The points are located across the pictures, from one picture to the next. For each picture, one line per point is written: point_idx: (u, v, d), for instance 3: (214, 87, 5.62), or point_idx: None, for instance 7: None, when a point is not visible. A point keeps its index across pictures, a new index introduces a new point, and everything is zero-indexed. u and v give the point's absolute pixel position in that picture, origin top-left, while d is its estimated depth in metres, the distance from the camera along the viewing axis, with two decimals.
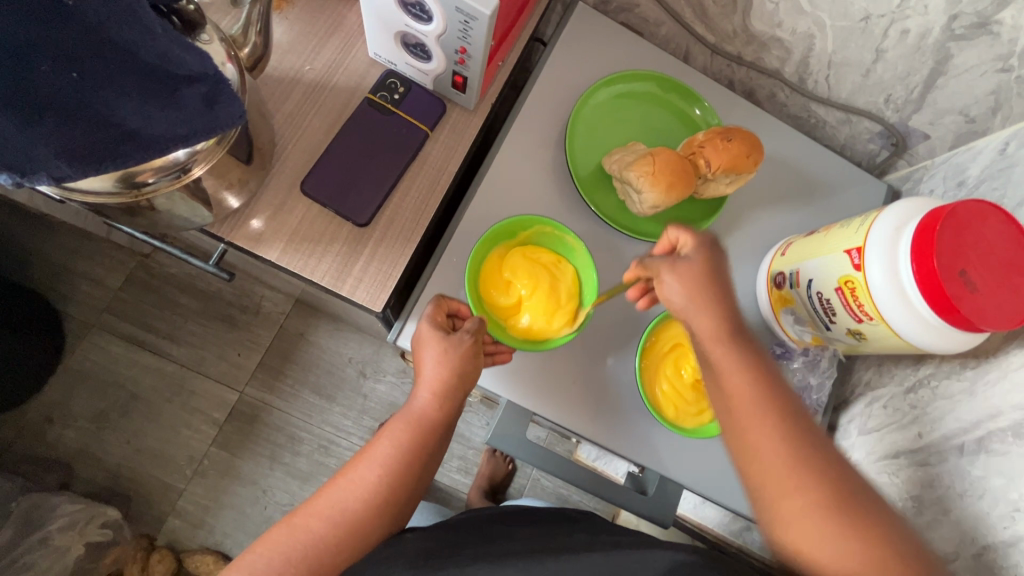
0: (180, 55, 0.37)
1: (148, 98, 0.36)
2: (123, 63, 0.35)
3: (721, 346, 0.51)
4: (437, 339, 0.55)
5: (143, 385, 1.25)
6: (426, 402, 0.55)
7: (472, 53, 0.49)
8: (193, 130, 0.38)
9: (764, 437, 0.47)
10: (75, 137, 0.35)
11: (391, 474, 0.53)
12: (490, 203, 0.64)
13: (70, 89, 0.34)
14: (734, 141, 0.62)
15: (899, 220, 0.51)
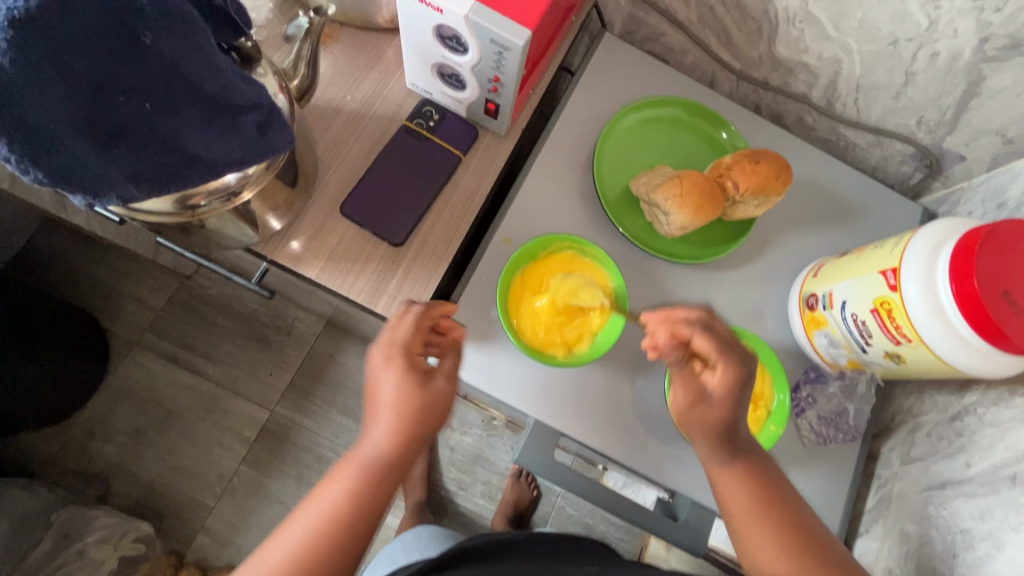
0: (241, 86, 0.40)
1: (210, 123, 0.39)
2: (188, 96, 0.37)
3: (724, 459, 0.52)
4: (397, 362, 0.49)
5: (180, 403, 1.29)
6: (382, 447, 0.49)
7: (505, 82, 0.51)
8: (247, 155, 0.42)
9: (766, 539, 0.50)
10: (142, 162, 0.38)
11: (339, 530, 0.47)
12: (519, 224, 0.65)
13: (140, 116, 0.36)
14: (762, 164, 0.62)
15: (935, 240, 0.51)
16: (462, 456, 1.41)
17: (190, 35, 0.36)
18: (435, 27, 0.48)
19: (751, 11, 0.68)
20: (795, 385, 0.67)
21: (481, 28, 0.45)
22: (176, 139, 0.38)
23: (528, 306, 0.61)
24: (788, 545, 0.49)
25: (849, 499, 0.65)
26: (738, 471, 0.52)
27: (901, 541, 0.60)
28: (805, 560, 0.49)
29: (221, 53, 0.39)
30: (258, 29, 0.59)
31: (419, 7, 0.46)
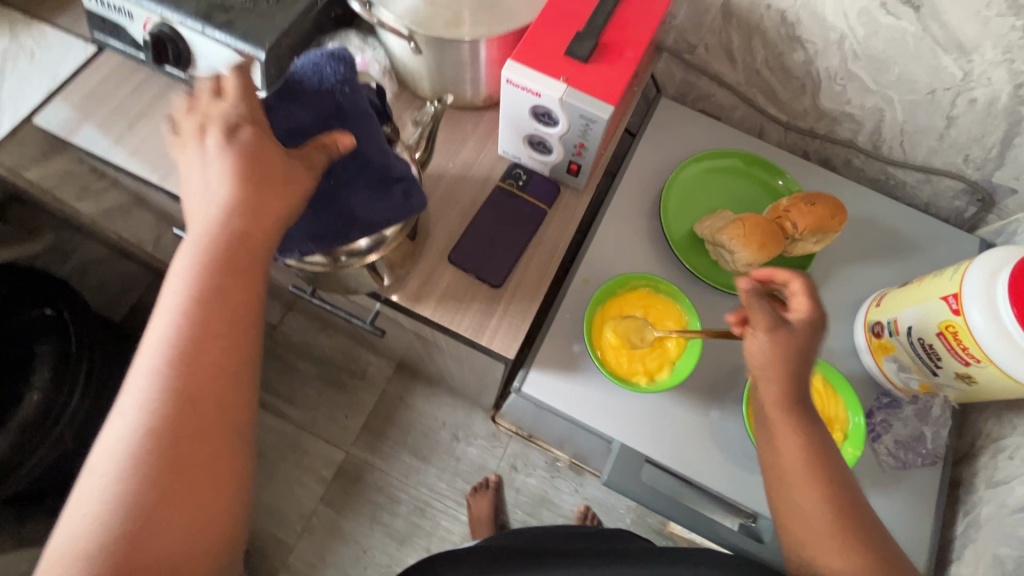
0: (396, 162, 0.52)
1: (372, 193, 0.51)
2: (359, 171, 0.49)
3: (778, 415, 0.53)
4: (217, 249, 0.43)
5: (266, 444, 1.41)
6: (180, 298, 0.42)
7: (588, 146, 0.60)
8: (394, 216, 0.53)
9: (811, 497, 0.50)
10: (323, 226, 0.51)
11: (180, 366, 0.40)
12: (595, 266, 0.74)
13: (328, 190, 0.50)
14: (818, 205, 0.68)
15: (992, 267, 0.55)
16: (528, 497, 1.45)
17: (370, 128, 0.49)
18: (531, 107, 0.59)
19: (794, 71, 0.77)
20: (869, 411, 0.69)
21: (573, 106, 0.55)
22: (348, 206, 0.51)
23: (608, 339, 0.67)
24: (831, 508, 0.50)
25: (933, 524, 0.66)
26: (804, 449, 0.51)
27: (995, 564, 0.60)
28: (847, 533, 0.49)
29: (384, 139, 0.51)
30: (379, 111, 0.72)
31: (520, 92, 0.57)
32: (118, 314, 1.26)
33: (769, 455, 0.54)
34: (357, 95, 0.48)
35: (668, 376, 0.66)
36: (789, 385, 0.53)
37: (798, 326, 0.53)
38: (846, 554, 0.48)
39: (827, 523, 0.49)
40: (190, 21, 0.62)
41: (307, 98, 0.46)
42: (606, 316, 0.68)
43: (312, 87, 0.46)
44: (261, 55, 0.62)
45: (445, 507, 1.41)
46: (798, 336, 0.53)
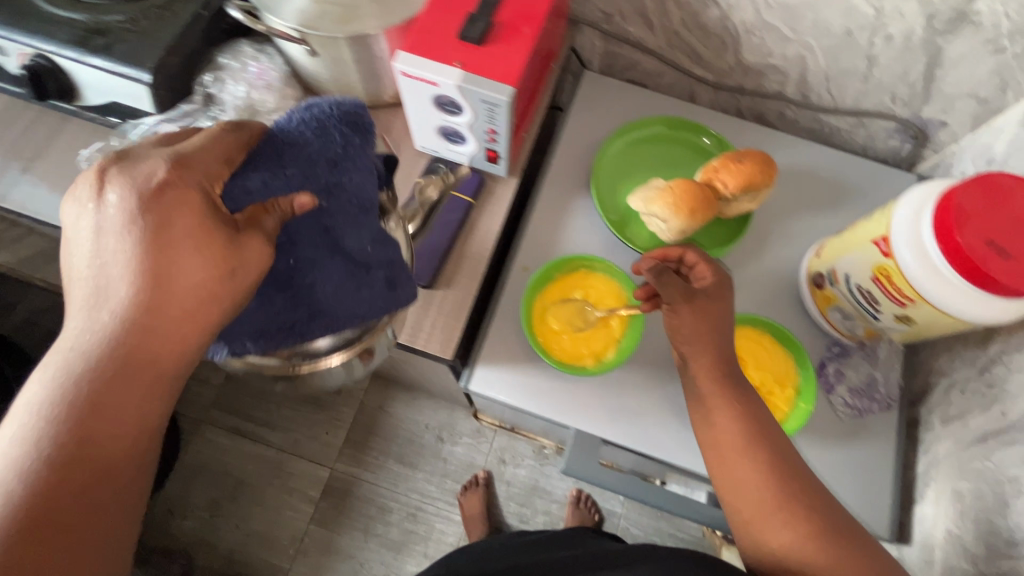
0: (377, 248, 0.47)
1: (347, 280, 0.45)
2: (336, 255, 0.44)
3: (709, 393, 0.55)
4: (131, 282, 0.36)
5: (248, 471, 1.39)
6: (107, 320, 0.36)
7: (499, 132, 0.58)
8: (369, 309, 0.48)
9: (748, 469, 0.50)
10: (269, 316, 0.45)
11: (107, 377, 0.37)
12: (533, 252, 0.72)
13: (288, 272, 0.43)
14: (746, 162, 0.66)
15: (917, 204, 0.54)
16: (519, 488, 1.44)
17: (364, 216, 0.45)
18: (434, 98, 0.56)
19: (712, 29, 0.75)
20: (821, 363, 0.69)
21: (473, 92, 0.53)
22: (311, 291, 0.45)
23: (550, 325, 0.66)
24: (771, 478, 0.49)
25: (895, 467, 0.66)
26: (735, 424, 0.53)
27: (955, 500, 0.60)
28: (795, 504, 0.48)
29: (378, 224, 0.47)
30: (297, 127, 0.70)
31: (418, 83, 0.55)
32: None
33: (703, 431, 0.55)
34: (355, 170, 0.43)
35: (614, 355, 0.65)
36: (722, 360, 0.57)
37: (708, 292, 0.59)
38: (788, 526, 0.47)
39: (768, 499, 0.49)
40: (66, 49, 0.58)
41: (305, 161, 0.40)
42: (545, 304, 0.66)
43: (306, 151, 0.40)
44: (147, 76, 0.58)
45: (437, 509, 1.40)
46: (711, 300, 0.59)
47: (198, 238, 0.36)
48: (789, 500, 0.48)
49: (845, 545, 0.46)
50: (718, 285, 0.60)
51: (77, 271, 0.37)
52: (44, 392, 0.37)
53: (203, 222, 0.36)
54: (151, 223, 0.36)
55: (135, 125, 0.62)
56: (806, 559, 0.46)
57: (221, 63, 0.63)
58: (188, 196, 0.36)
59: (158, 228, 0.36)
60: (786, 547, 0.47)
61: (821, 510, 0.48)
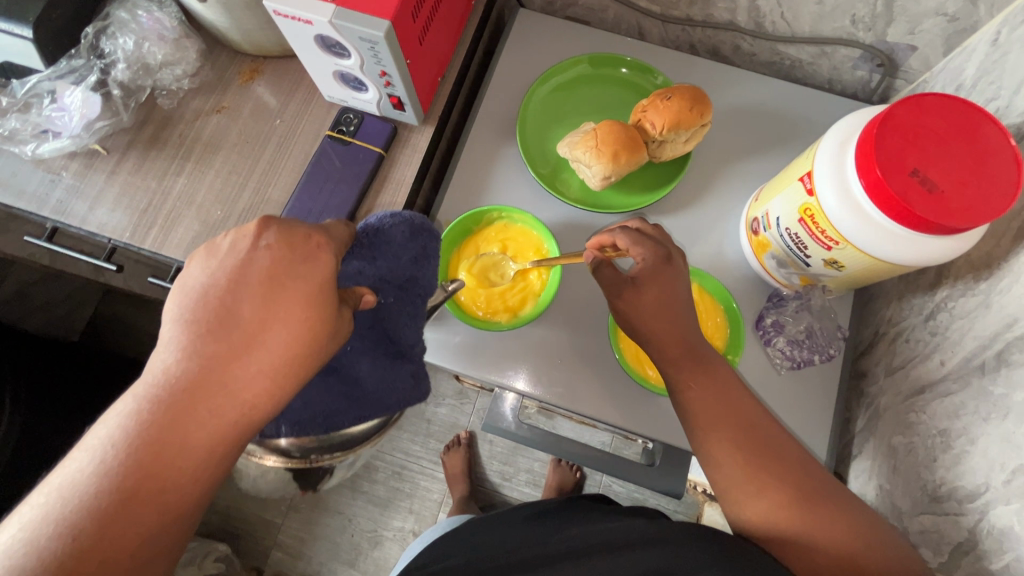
0: (405, 333, 0.53)
1: (386, 370, 0.52)
2: (376, 345, 0.52)
3: (679, 357, 0.54)
4: (251, 310, 0.36)
5: None
6: (201, 347, 0.35)
7: (390, 74, 0.55)
8: (400, 400, 0.52)
9: (724, 436, 0.50)
10: (333, 403, 0.49)
11: (184, 405, 0.35)
12: (457, 206, 0.69)
13: (339, 360, 0.50)
14: (673, 98, 0.61)
15: (842, 136, 0.49)
16: (502, 447, 1.47)
17: (409, 311, 0.54)
18: (316, 39, 0.53)
19: None
20: (760, 315, 0.65)
21: (347, 29, 0.49)
22: (357, 379, 0.50)
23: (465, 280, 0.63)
24: (741, 439, 0.49)
25: (834, 422, 0.63)
26: (709, 392, 0.52)
27: (889, 454, 0.57)
28: (767, 462, 0.48)
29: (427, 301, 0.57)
30: (215, 85, 0.67)
31: (293, 23, 0.51)
32: (77, 331, 1.22)
33: (684, 403, 0.53)
34: (430, 266, 0.57)
35: (532, 308, 0.62)
36: (683, 330, 0.54)
37: (638, 278, 0.55)
38: (759, 488, 0.47)
39: (739, 464, 0.48)
40: None
41: (394, 255, 0.54)
42: (464, 262, 0.64)
43: (393, 249, 0.54)
44: (29, 32, 0.57)
45: (421, 467, 1.46)
46: (666, 275, 0.55)
47: (301, 293, 0.37)
48: (761, 464, 0.48)
49: (821, 507, 0.46)
50: (655, 268, 0.55)
51: (187, 299, 0.36)
52: (107, 439, 0.34)
53: (302, 286, 0.37)
54: (274, 269, 0.37)
55: (21, 82, 0.61)
56: (784, 520, 0.46)
57: (112, 15, 0.62)
58: (320, 264, 0.38)
59: (277, 266, 0.37)
60: (765, 509, 0.47)
61: (792, 461, 0.49)
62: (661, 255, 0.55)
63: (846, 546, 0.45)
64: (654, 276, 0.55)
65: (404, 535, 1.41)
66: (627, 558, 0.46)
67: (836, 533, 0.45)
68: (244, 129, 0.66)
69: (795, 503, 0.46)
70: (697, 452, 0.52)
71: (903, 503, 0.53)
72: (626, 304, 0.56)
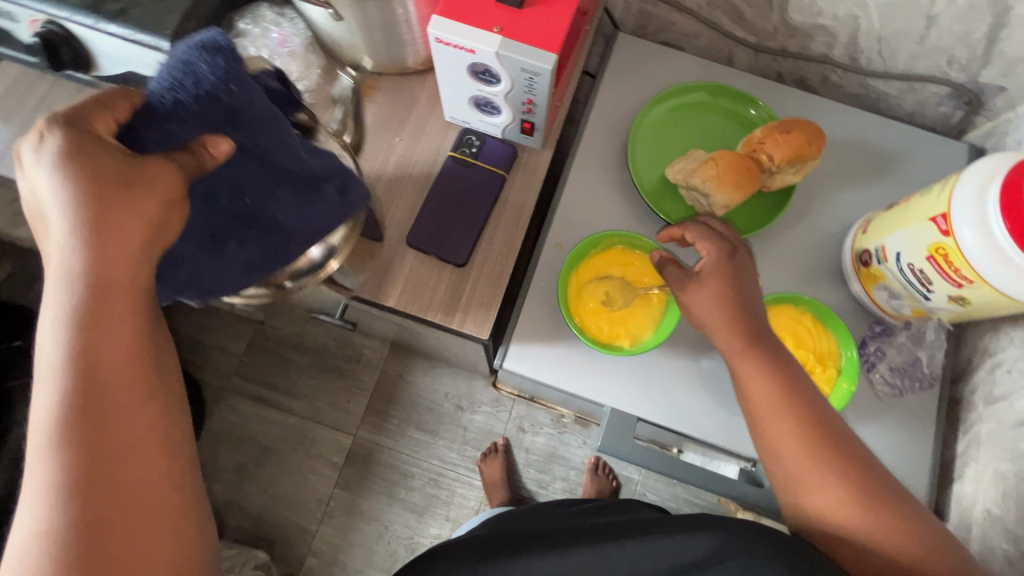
0: (313, 162, 0.47)
1: (300, 203, 0.47)
2: (276, 179, 0.44)
3: (744, 348, 0.53)
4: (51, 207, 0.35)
5: (273, 438, 1.41)
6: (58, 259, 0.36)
7: (537, 102, 0.56)
8: (331, 220, 0.50)
9: (787, 428, 0.51)
10: (257, 249, 0.47)
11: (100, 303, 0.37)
12: (568, 226, 0.70)
13: (247, 211, 0.44)
14: (793, 132, 0.63)
15: (982, 180, 0.51)
16: (537, 455, 1.42)
17: (274, 128, 0.42)
18: (469, 66, 0.53)
19: None
20: (861, 341, 0.68)
21: (512, 60, 0.50)
22: (276, 221, 0.46)
23: (586, 304, 0.64)
24: (808, 432, 0.50)
25: (935, 447, 0.65)
26: (771, 380, 0.52)
27: (996, 480, 0.60)
28: (831, 460, 0.49)
29: (296, 141, 0.45)
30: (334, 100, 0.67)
31: (453, 51, 0.52)
32: None
33: (746, 395, 0.53)
34: (245, 89, 0.38)
35: (654, 335, 0.64)
36: (749, 317, 0.55)
37: (705, 277, 0.56)
38: (823, 484, 0.49)
39: (808, 465, 0.49)
40: (78, 15, 0.55)
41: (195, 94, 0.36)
42: (582, 286, 0.65)
43: (185, 107, 0.36)
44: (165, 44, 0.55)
45: (457, 475, 1.41)
46: (721, 270, 0.56)
47: (97, 174, 0.35)
48: (830, 455, 0.50)
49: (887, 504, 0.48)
50: (719, 262, 0.57)
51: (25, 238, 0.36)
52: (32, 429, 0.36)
53: (115, 158, 0.35)
54: (77, 162, 0.35)
55: None
56: (844, 518, 0.48)
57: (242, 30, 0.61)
58: (86, 144, 0.35)
59: (77, 158, 0.35)
60: (823, 502, 0.49)
61: (856, 462, 0.50)
62: (719, 247, 0.57)
63: (903, 542, 0.46)
64: (716, 275, 0.56)
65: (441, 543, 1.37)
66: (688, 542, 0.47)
67: (899, 541, 0.47)
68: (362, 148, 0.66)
69: (853, 501, 0.48)
70: (757, 440, 0.53)
71: (1017, 528, 0.56)
72: (693, 291, 0.57)
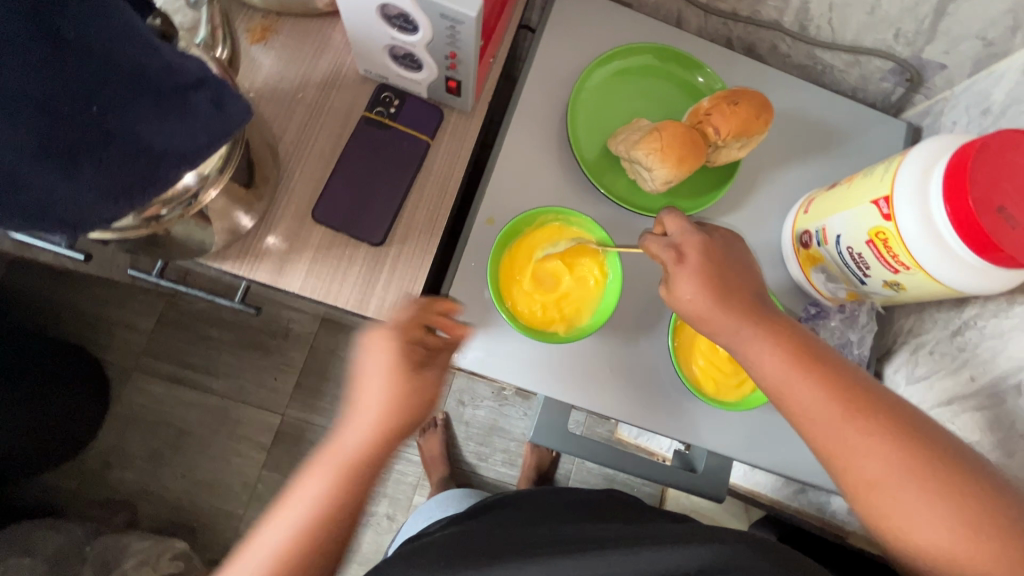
0: (180, 65, 0.38)
1: (167, 113, 0.38)
2: (129, 81, 0.36)
3: (740, 326, 0.49)
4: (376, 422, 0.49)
5: (192, 421, 1.26)
6: (358, 438, 0.49)
7: (462, 57, 0.48)
8: (213, 139, 0.40)
9: (815, 399, 0.46)
10: (123, 172, 0.37)
11: (338, 493, 0.47)
12: (503, 199, 0.64)
13: (98, 122, 0.35)
14: (741, 104, 0.59)
15: (925, 163, 0.50)
16: (477, 428, 1.37)
17: (115, 23, 0.35)
18: (378, 8, 0.45)
19: None
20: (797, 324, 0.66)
21: (428, 2, 0.42)
22: (139, 136, 0.37)
23: (520, 286, 0.60)
24: (838, 401, 0.45)
25: None
26: (783, 354, 0.47)
27: None
28: (866, 429, 0.44)
29: (153, 34, 0.38)
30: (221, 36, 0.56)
31: None
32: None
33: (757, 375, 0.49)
34: None
35: (590, 318, 0.60)
36: (745, 293, 0.50)
37: (681, 276, 0.51)
38: (864, 453, 0.43)
39: (846, 433, 0.44)
40: None
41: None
42: (516, 268, 0.60)
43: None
44: None
45: None
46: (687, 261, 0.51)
47: None
48: (886, 439, 0.43)
49: (974, 496, 0.40)
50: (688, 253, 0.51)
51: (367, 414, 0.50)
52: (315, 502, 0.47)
53: None
54: None
55: None
56: (898, 491, 0.42)
57: None
58: None
59: None
60: (871, 470, 0.43)
61: (898, 424, 0.44)
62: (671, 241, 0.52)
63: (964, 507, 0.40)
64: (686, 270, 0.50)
65: (378, 520, 1.27)
66: (676, 554, 0.42)
67: (965, 510, 0.40)
68: (259, 103, 0.56)
69: (902, 467, 0.42)
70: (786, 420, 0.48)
71: None
72: (677, 291, 0.51)
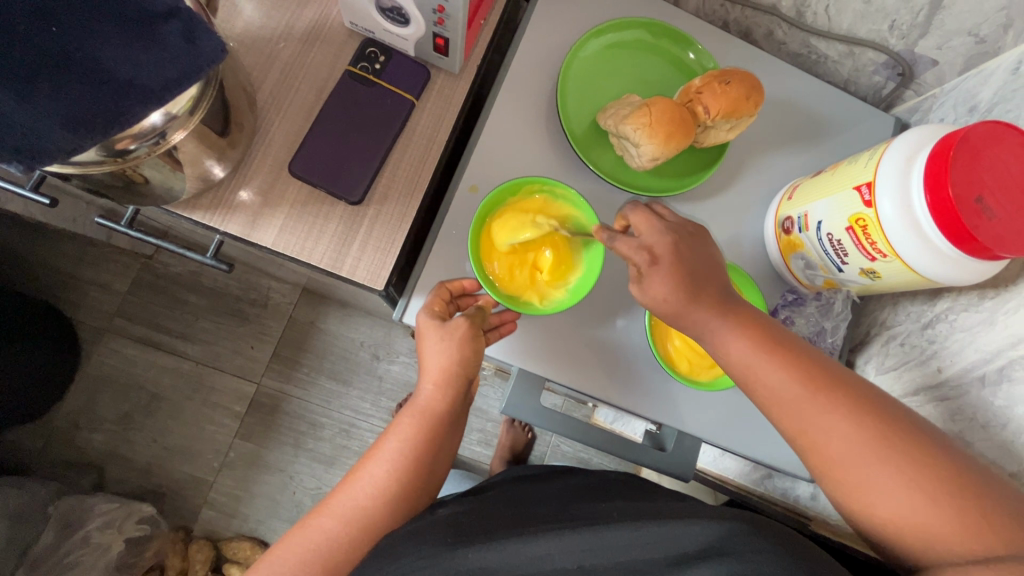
0: None
1: (132, 42, 0.38)
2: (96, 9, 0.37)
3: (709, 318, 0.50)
4: (437, 387, 0.53)
5: (164, 385, 1.24)
6: (431, 392, 0.53)
7: (450, 11, 0.47)
8: (183, 74, 0.39)
9: (782, 382, 0.46)
10: (84, 99, 0.37)
11: (402, 469, 0.51)
12: (488, 167, 0.63)
13: (62, 47, 0.36)
14: (732, 84, 0.59)
15: (909, 151, 0.49)
16: None
17: None
18: None
19: None
20: (774, 309, 0.67)
21: None
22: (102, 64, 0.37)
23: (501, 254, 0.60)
24: (806, 386, 0.45)
25: None
26: (749, 342, 0.48)
27: None
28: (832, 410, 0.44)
29: None
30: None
31: None
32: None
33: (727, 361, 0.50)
34: None
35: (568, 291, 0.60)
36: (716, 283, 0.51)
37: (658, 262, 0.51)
38: (833, 436, 0.44)
39: (816, 419, 0.45)
40: None
41: None
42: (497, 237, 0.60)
43: None
44: None
45: (371, 427, 1.28)
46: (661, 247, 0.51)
47: None
48: (853, 423, 0.44)
49: (933, 484, 0.40)
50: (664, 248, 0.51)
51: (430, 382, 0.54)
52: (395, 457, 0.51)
53: None
54: None
55: None
56: (871, 475, 0.42)
57: None
58: None
59: None
60: (838, 451, 0.43)
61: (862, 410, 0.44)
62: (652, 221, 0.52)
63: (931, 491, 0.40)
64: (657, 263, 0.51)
65: None
66: (688, 531, 0.42)
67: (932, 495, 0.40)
68: (241, 51, 0.54)
69: (869, 446, 0.43)
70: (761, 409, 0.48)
71: None
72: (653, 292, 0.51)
